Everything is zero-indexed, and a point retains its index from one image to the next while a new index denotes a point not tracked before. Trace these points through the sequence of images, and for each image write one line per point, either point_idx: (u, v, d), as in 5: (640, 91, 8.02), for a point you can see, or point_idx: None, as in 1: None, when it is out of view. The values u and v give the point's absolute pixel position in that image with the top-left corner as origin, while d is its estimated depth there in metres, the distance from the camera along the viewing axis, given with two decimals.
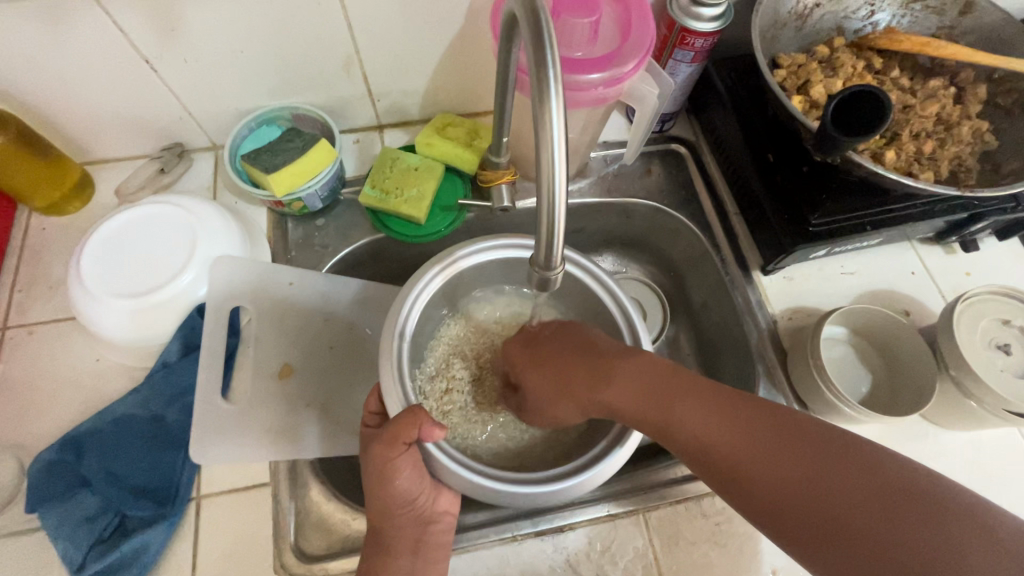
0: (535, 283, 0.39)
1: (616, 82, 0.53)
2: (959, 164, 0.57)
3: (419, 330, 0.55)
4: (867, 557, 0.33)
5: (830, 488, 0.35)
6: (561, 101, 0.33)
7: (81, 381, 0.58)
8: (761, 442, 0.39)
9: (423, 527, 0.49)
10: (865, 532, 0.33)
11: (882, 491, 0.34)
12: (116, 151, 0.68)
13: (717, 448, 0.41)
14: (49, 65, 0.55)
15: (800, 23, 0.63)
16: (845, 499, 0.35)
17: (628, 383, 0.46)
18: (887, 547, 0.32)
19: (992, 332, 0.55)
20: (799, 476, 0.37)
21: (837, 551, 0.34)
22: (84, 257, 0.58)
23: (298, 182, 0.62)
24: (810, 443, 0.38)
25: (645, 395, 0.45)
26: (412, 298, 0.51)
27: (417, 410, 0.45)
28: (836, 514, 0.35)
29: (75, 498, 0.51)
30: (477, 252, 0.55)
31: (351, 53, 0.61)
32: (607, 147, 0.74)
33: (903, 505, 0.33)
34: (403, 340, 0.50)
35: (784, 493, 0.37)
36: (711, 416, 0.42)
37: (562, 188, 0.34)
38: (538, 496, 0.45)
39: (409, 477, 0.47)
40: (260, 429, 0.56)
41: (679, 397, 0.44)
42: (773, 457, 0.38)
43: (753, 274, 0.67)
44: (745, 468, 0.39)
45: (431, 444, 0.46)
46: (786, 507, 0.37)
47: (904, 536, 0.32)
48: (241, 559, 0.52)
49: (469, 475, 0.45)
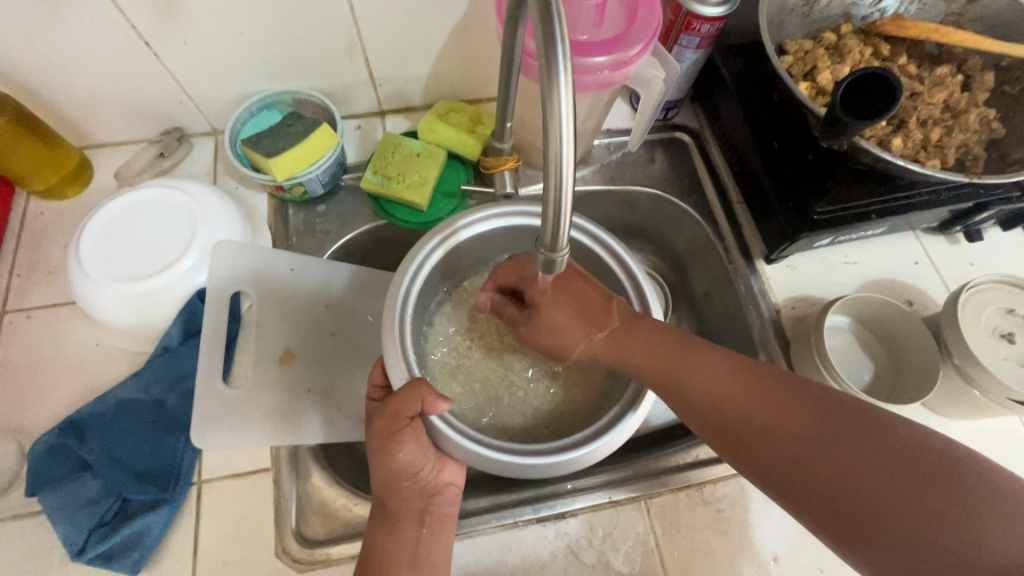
0: (542, 266, 0.38)
1: (621, 66, 0.52)
2: (966, 152, 0.57)
3: (420, 302, 0.56)
4: (886, 513, 0.35)
5: (851, 448, 0.38)
6: (570, 79, 0.32)
7: (81, 365, 0.58)
8: (782, 401, 0.41)
9: (428, 498, 0.49)
10: (885, 489, 0.35)
11: (897, 450, 0.36)
12: (115, 135, 0.67)
13: (726, 416, 0.43)
14: (46, 45, 0.54)
15: (808, 10, 0.62)
16: (863, 460, 0.37)
17: (656, 344, 0.47)
18: (905, 502, 0.35)
19: (996, 321, 0.55)
20: (819, 440, 0.39)
21: (855, 512, 0.36)
22: (84, 240, 0.57)
23: (299, 167, 0.61)
24: (827, 405, 0.40)
25: (657, 364, 0.47)
26: (413, 267, 0.52)
27: (418, 382, 0.45)
28: (856, 474, 0.37)
29: (76, 481, 0.51)
30: (477, 223, 0.55)
31: (353, 37, 0.60)
32: (610, 135, 0.73)
33: (919, 462, 0.36)
34: (405, 312, 0.50)
35: (804, 451, 0.39)
36: (728, 387, 0.44)
37: (569, 170, 0.33)
38: (537, 469, 0.46)
39: (412, 451, 0.47)
40: (260, 414, 0.55)
41: (707, 362, 0.45)
42: (790, 424, 0.40)
43: (757, 262, 0.66)
44: (766, 430, 0.41)
45: (435, 416, 0.46)
46: (807, 467, 0.39)
47: (922, 494, 0.35)
48: (242, 543, 0.52)
49: (472, 447, 0.46)
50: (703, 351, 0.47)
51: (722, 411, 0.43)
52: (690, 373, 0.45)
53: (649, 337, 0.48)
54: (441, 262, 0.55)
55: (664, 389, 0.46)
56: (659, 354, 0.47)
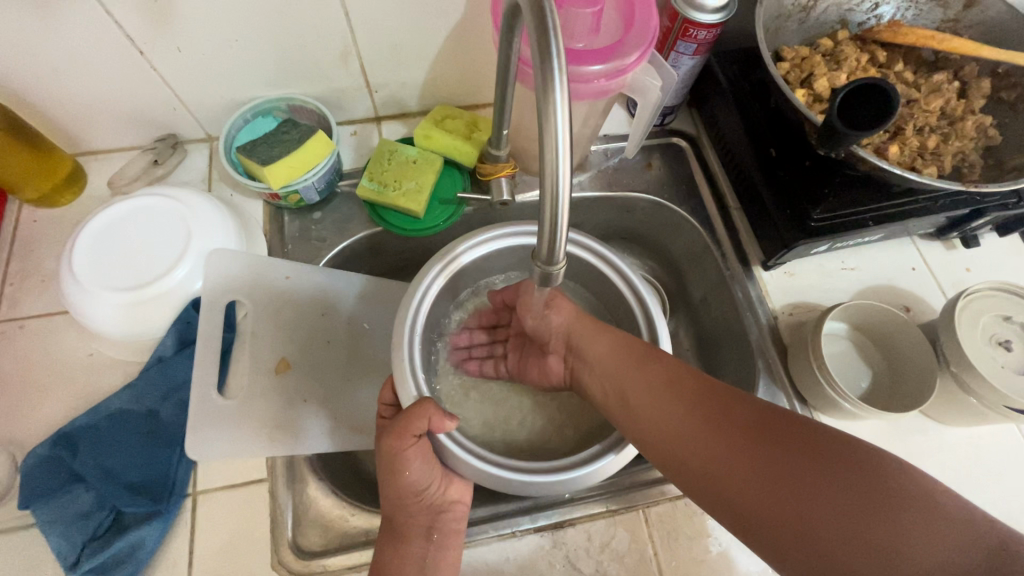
0: (539, 278, 0.38)
1: (618, 74, 0.52)
2: (962, 159, 0.57)
3: (426, 329, 0.56)
4: (802, 517, 0.37)
5: (773, 456, 0.40)
6: (567, 93, 0.32)
7: (74, 375, 0.57)
8: (717, 412, 0.44)
9: (435, 515, 0.49)
10: (803, 495, 0.38)
11: (816, 458, 0.38)
12: (108, 142, 0.67)
13: (666, 431, 0.46)
14: (37, 53, 0.54)
15: (804, 16, 0.62)
16: (785, 467, 0.39)
17: (606, 356, 0.52)
18: (820, 506, 0.37)
19: (993, 328, 0.55)
20: (746, 450, 0.41)
21: (784, 523, 0.38)
22: (77, 249, 0.57)
23: (295, 175, 0.61)
24: (758, 416, 0.43)
25: (611, 383, 0.51)
26: (417, 298, 0.52)
27: (425, 401, 0.46)
28: (776, 481, 0.39)
29: (69, 494, 0.51)
30: (476, 246, 0.56)
31: (348, 43, 0.60)
32: (607, 140, 0.73)
33: (837, 468, 0.37)
34: (413, 337, 0.50)
35: (733, 459, 0.42)
36: (667, 405, 0.47)
37: (566, 183, 0.33)
38: (545, 487, 0.46)
39: (419, 469, 0.47)
40: (256, 424, 0.55)
41: (651, 376, 0.49)
42: (721, 438, 0.43)
43: (753, 269, 0.66)
44: (701, 440, 0.44)
45: (441, 434, 0.47)
46: (734, 475, 0.41)
47: (837, 497, 0.36)
48: (238, 555, 0.52)
49: (479, 464, 0.47)
50: (647, 367, 0.49)
51: (660, 429, 0.46)
52: (633, 394, 0.49)
53: (600, 351, 0.52)
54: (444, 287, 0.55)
55: (614, 408, 0.50)
56: (609, 367, 0.51)
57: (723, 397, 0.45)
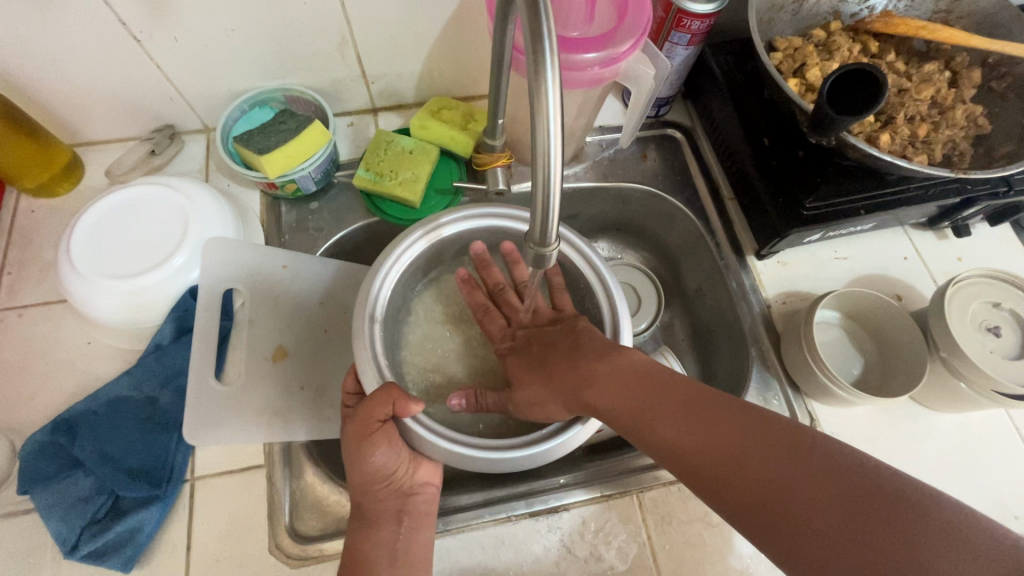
0: (532, 260, 0.39)
1: (613, 62, 0.52)
2: (953, 148, 0.57)
3: (399, 295, 0.57)
4: (841, 559, 0.31)
5: (807, 493, 0.34)
6: (558, 76, 0.32)
7: (73, 363, 0.58)
8: (737, 441, 0.38)
9: (403, 498, 0.50)
10: (846, 540, 0.31)
11: (853, 492, 0.32)
12: (106, 132, 0.67)
13: (683, 442, 0.40)
14: (34, 42, 0.54)
15: (797, 7, 0.63)
16: (822, 506, 0.33)
17: (609, 384, 0.46)
18: (869, 556, 0.30)
19: (982, 314, 0.56)
20: (778, 467, 0.35)
21: (819, 546, 0.32)
22: (76, 237, 0.57)
23: (291, 164, 0.61)
24: (784, 442, 0.36)
25: (622, 390, 0.45)
26: (389, 261, 0.53)
27: (389, 387, 0.46)
28: (814, 523, 0.32)
29: (68, 479, 0.51)
30: (463, 219, 0.57)
31: (345, 34, 0.60)
32: (602, 131, 0.74)
33: (878, 503, 0.31)
34: (376, 309, 0.51)
35: (764, 497, 0.35)
36: (684, 414, 0.41)
37: (557, 167, 0.33)
38: (503, 462, 0.46)
39: (384, 455, 0.48)
40: (253, 411, 0.55)
41: (665, 388, 0.44)
42: (744, 447, 0.37)
43: (747, 258, 0.67)
44: (726, 477, 0.37)
45: (408, 418, 0.47)
46: (765, 517, 0.35)
47: (886, 523, 0.31)
48: (236, 539, 0.52)
49: (444, 443, 0.47)
50: (663, 377, 0.45)
51: (678, 440, 0.40)
52: (648, 404, 0.43)
53: (606, 361, 0.47)
54: (425, 253, 0.56)
55: (623, 418, 0.44)
56: (613, 395, 0.45)
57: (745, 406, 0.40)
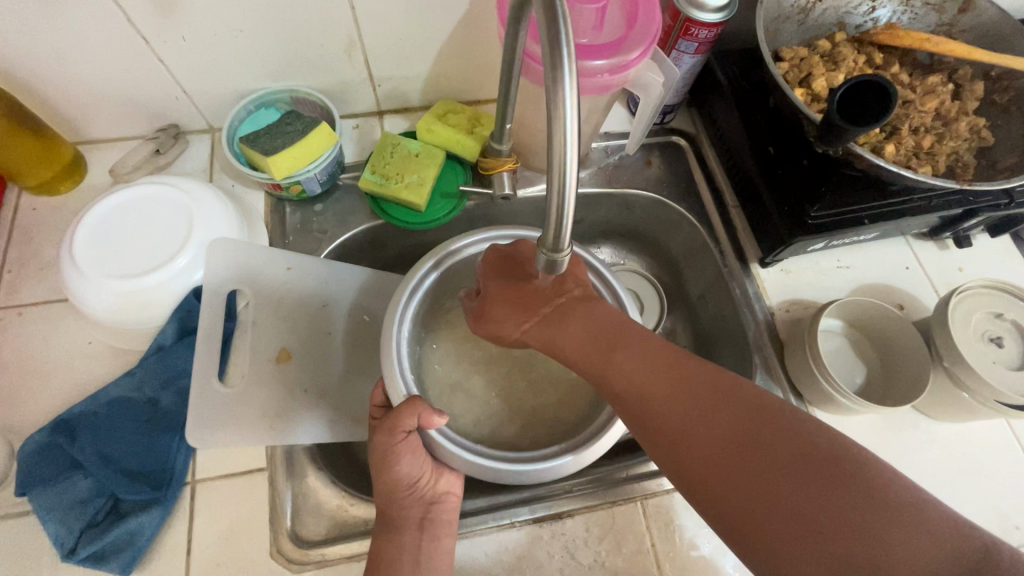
0: (544, 265, 0.39)
1: (622, 69, 0.53)
2: (956, 159, 0.58)
3: (422, 319, 0.58)
4: (784, 520, 0.32)
5: (761, 453, 0.35)
6: (576, 83, 0.32)
7: (73, 363, 0.57)
8: (702, 403, 0.39)
9: (427, 506, 0.50)
10: (788, 496, 0.33)
11: (805, 461, 0.34)
12: (110, 131, 0.67)
13: (648, 395, 0.41)
14: (42, 39, 0.54)
15: (803, 17, 0.63)
16: (775, 467, 0.34)
17: (584, 335, 0.46)
18: (810, 514, 0.32)
19: (985, 325, 0.56)
20: (737, 428, 0.36)
21: (763, 507, 0.33)
22: (79, 236, 0.56)
23: (298, 165, 0.61)
24: (749, 405, 0.37)
25: (596, 344, 0.45)
26: (408, 287, 0.55)
27: (414, 399, 0.46)
28: (762, 480, 0.34)
29: (67, 481, 0.51)
30: (473, 244, 0.57)
31: (353, 37, 0.60)
32: (608, 137, 0.74)
33: (829, 478, 0.32)
34: (399, 341, 0.51)
35: (719, 451, 0.36)
36: (654, 369, 0.42)
37: (573, 173, 0.33)
38: (539, 473, 0.47)
39: (410, 463, 0.48)
40: (254, 415, 0.55)
41: (640, 347, 0.44)
42: (707, 409, 0.38)
43: (752, 266, 0.67)
44: (681, 439, 0.38)
45: (433, 430, 0.47)
46: (709, 476, 0.36)
47: (834, 495, 0.32)
48: (237, 544, 0.52)
49: (472, 458, 0.47)
50: (640, 336, 0.45)
51: (644, 394, 0.41)
52: (619, 359, 0.44)
53: (585, 317, 0.47)
54: (438, 280, 0.58)
55: (593, 368, 0.45)
56: (589, 345, 0.46)
57: (717, 370, 0.40)
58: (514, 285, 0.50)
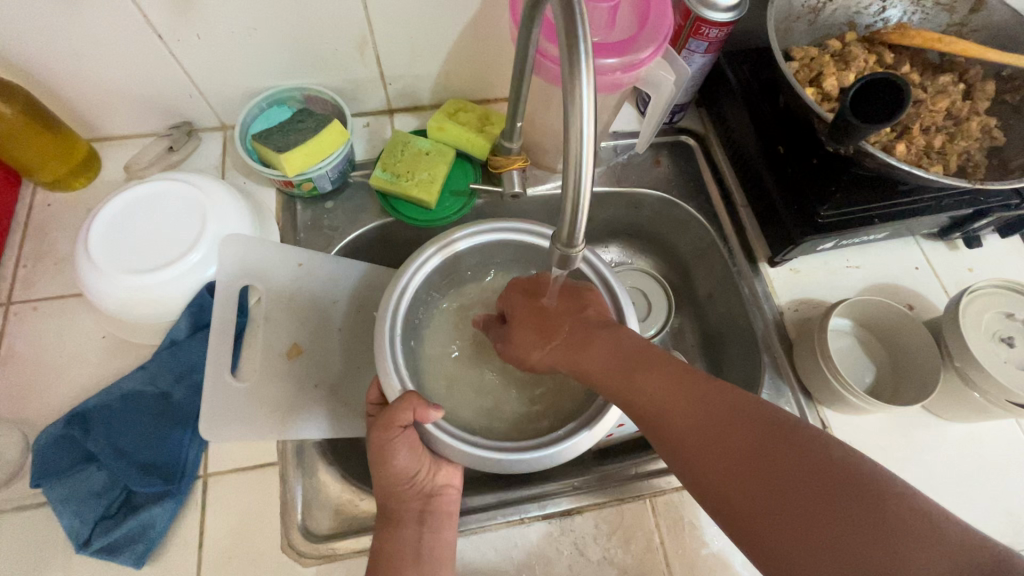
0: (558, 260, 0.39)
1: (634, 67, 0.52)
2: (968, 158, 0.58)
3: (420, 303, 0.58)
4: (809, 541, 0.32)
5: (784, 473, 0.35)
6: (593, 77, 0.33)
7: (87, 357, 0.58)
8: (723, 422, 0.39)
9: (426, 499, 0.50)
10: (812, 517, 0.33)
11: (827, 481, 0.33)
12: (124, 128, 0.68)
13: (668, 414, 0.41)
14: (60, 37, 0.54)
15: (813, 17, 0.64)
16: (797, 488, 0.34)
17: (603, 352, 0.46)
18: (835, 534, 0.32)
19: (996, 325, 0.56)
20: (759, 448, 0.36)
21: (788, 529, 0.33)
22: (94, 231, 0.57)
23: (309, 163, 0.62)
24: (770, 424, 0.37)
25: (615, 361, 0.45)
26: (408, 274, 0.54)
27: (408, 394, 0.47)
28: (785, 500, 0.34)
29: (81, 473, 0.51)
30: (475, 235, 0.57)
31: (365, 35, 0.61)
32: (617, 137, 0.74)
33: (849, 498, 0.32)
34: (394, 328, 0.51)
35: (742, 471, 0.36)
36: (673, 388, 0.42)
37: (590, 167, 0.33)
38: (540, 459, 0.47)
39: (407, 457, 0.49)
40: (265, 409, 0.55)
41: (659, 364, 0.44)
42: (729, 428, 0.38)
43: (761, 266, 0.67)
44: (702, 460, 0.38)
45: (429, 424, 0.47)
46: (732, 496, 0.36)
47: (858, 515, 0.32)
48: (248, 537, 0.52)
49: (468, 449, 0.47)
50: (659, 353, 0.45)
51: (665, 412, 0.41)
52: (639, 377, 0.44)
53: (603, 335, 0.47)
54: (439, 267, 0.57)
55: (612, 386, 0.45)
56: (607, 362, 0.46)
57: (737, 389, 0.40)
58: (536, 311, 0.52)
